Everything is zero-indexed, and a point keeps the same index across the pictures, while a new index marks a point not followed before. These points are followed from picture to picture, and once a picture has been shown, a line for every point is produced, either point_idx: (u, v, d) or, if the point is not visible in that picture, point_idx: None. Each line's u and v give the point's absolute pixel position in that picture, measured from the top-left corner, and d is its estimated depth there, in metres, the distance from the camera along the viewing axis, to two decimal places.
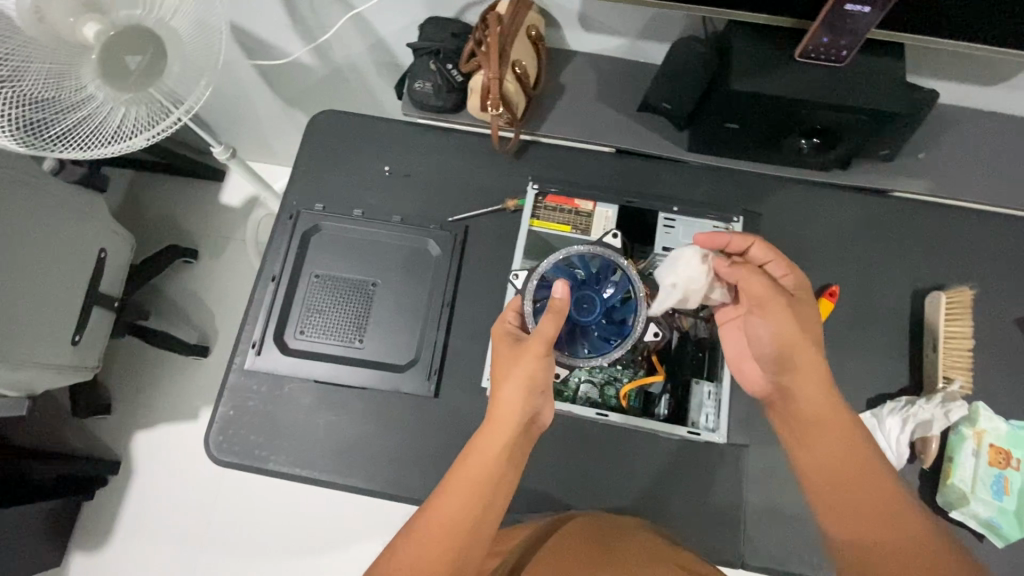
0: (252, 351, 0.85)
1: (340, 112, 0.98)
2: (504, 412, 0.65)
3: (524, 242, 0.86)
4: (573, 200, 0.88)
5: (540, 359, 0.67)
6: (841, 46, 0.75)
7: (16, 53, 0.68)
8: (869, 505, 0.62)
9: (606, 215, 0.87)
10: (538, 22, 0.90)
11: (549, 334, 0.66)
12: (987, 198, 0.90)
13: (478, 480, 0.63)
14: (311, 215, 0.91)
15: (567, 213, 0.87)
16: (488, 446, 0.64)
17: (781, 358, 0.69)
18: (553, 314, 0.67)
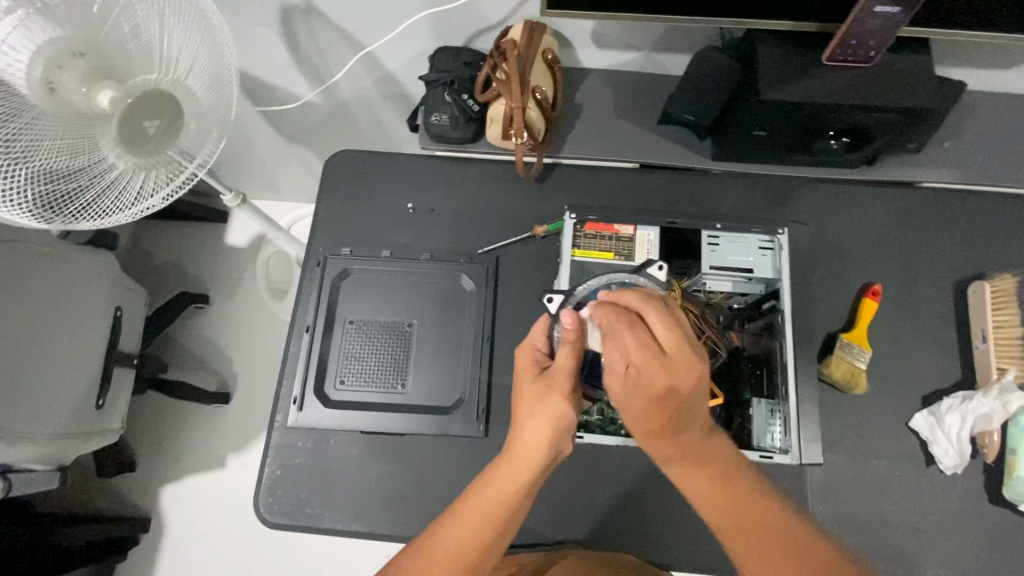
0: (293, 407, 0.83)
1: (356, 152, 0.96)
2: (528, 449, 0.63)
3: (564, 272, 0.76)
4: (613, 224, 0.79)
5: (564, 394, 0.63)
6: (869, 47, 0.73)
7: (29, 131, 0.64)
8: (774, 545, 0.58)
9: (648, 238, 0.77)
10: (552, 45, 0.89)
11: (569, 365, 0.63)
12: (1017, 182, 0.90)
13: (489, 513, 0.62)
14: (339, 260, 0.89)
15: (607, 239, 0.78)
16: (505, 482, 0.62)
17: (656, 394, 0.56)
18: (572, 345, 0.63)
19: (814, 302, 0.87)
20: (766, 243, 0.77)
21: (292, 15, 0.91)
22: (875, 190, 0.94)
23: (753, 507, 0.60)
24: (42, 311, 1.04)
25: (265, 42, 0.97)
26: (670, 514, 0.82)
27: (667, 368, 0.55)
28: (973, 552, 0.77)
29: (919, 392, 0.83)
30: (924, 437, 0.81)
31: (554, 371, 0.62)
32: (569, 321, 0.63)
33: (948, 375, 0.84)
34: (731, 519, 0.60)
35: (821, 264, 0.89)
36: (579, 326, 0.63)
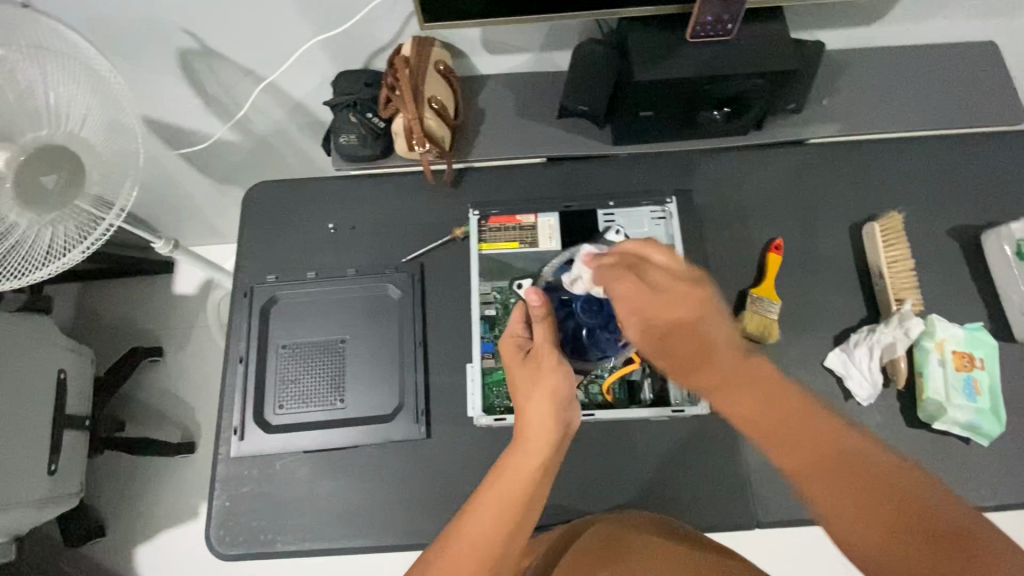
0: (234, 437, 0.84)
1: (273, 182, 0.99)
2: (539, 426, 0.70)
3: (477, 268, 0.87)
4: (516, 217, 0.92)
5: (554, 367, 0.74)
6: (725, 21, 0.79)
7: None
8: (830, 467, 0.49)
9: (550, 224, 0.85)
10: (444, 57, 0.93)
11: (547, 338, 0.76)
12: (891, 127, 0.96)
13: (515, 490, 0.64)
14: (266, 288, 0.91)
15: (513, 231, 0.91)
16: (527, 459, 0.67)
17: (679, 320, 0.58)
18: (544, 322, 0.77)
19: (725, 263, 0.92)
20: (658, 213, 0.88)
21: (192, 58, 0.94)
22: (770, 152, 0.99)
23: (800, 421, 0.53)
24: None
25: (170, 87, 1.00)
26: (615, 484, 0.85)
27: (664, 290, 0.60)
28: None
29: (829, 333, 0.88)
30: (837, 374, 0.86)
31: (538, 346, 0.74)
32: (536, 297, 0.75)
33: (855, 313, 0.89)
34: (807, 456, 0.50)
35: (727, 226, 0.94)
36: (546, 302, 0.76)
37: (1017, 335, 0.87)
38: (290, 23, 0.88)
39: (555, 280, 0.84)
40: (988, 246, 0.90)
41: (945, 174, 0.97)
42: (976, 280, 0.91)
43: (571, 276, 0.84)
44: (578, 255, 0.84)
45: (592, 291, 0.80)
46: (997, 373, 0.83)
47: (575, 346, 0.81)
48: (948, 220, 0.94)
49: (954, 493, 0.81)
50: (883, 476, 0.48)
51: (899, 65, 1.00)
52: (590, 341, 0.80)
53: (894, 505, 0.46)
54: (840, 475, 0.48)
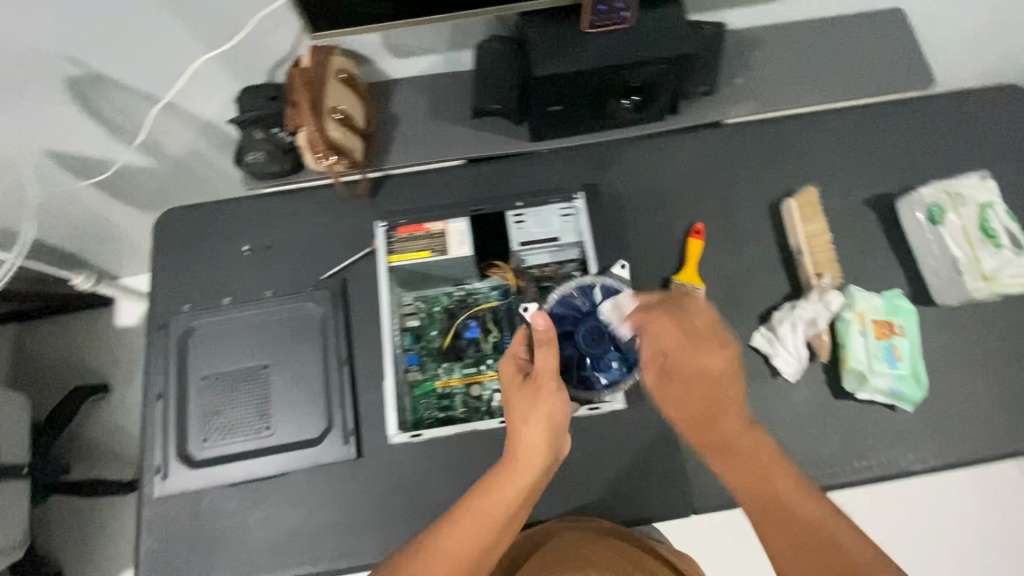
0: (158, 476, 0.82)
1: (183, 208, 0.95)
2: (530, 450, 0.69)
3: (386, 279, 0.83)
4: (424, 226, 0.91)
5: (554, 395, 0.71)
6: (619, 8, 0.77)
7: None
8: (795, 527, 0.57)
9: (460, 231, 0.87)
10: (347, 65, 0.91)
11: (551, 364, 0.72)
12: (803, 102, 0.97)
13: (501, 508, 0.65)
14: (181, 319, 0.88)
15: (422, 239, 0.90)
16: (516, 480, 0.67)
17: (693, 379, 0.64)
18: (550, 348, 0.72)
19: (647, 252, 0.92)
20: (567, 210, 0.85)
21: (82, 85, 0.90)
22: (688, 136, 0.99)
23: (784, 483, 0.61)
24: None
25: (66, 118, 0.95)
26: (553, 485, 0.85)
27: (693, 342, 0.65)
28: (828, 447, 0.83)
29: (754, 313, 0.89)
30: (765, 353, 0.86)
31: (540, 373, 0.71)
32: (542, 321, 0.72)
33: (779, 291, 0.89)
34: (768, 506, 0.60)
35: (647, 214, 0.94)
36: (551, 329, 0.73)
37: (935, 299, 0.88)
38: (179, 41, 0.85)
39: (559, 306, 0.82)
40: (903, 213, 0.91)
41: (862, 144, 0.98)
42: (894, 248, 0.92)
43: (576, 302, 0.82)
44: (601, 286, 0.82)
45: (593, 320, 0.79)
46: (916, 337, 0.85)
47: (577, 376, 0.80)
48: (864, 190, 0.95)
49: (881, 460, 0.82)
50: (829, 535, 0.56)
51: (808, 39, 1.00)
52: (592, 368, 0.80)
53: (831, 563, 0.54)
54: (790, 520, 0.58)
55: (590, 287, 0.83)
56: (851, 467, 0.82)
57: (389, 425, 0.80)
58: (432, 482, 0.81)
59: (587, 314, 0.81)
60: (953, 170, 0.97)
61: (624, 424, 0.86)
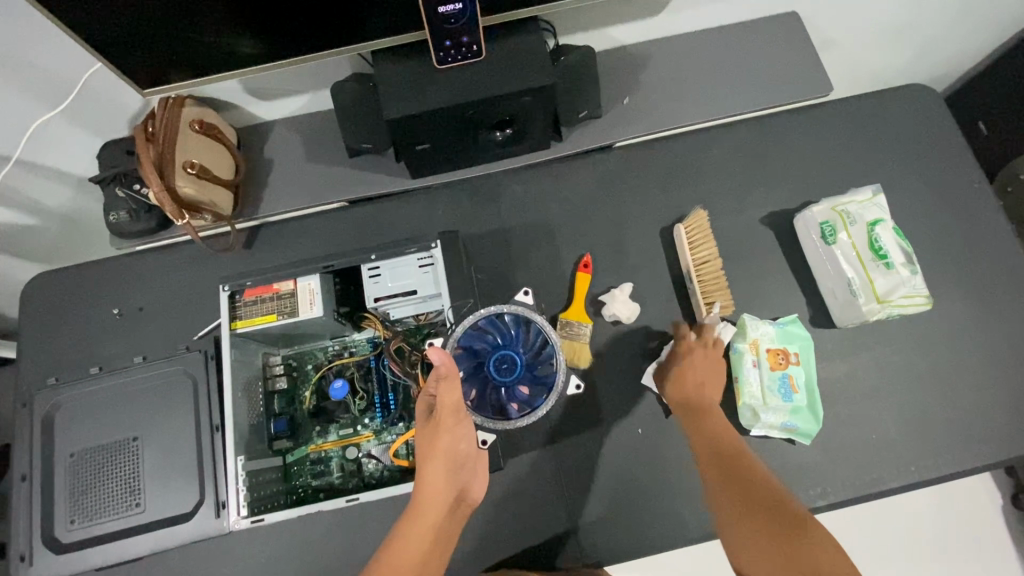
0: (23, 564, 0.78)
1: (51, 274, 0.91)
2: (437, 490, 0.68)
3: (228, 355, 0.73)
4: (272, 284, 0.75)
5: (456, 430, 0.69)
6: (467, 42, 0.73)
7: None
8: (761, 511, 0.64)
9: (311, 287, 0.74)
10: (204, 115, 0.86)
11: (455, 400, 0.68)
12: (693, 119, 0.92)
13: (410, 557, 0.64)
14: (46, 393, 0.84)
15: (268, 301, 0.74)
16: (423, 522, 0.67)
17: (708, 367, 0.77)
18: (448, 381, 0.68)
19: (535, 289, 0.88)
20: (425, 259, 0.77)
21: None
22: (578, 162, 0.94)
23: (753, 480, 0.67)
24: None
25: None
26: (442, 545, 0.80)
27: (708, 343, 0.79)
28: None
29: (646, 347, 0.85)
30: (656, 389, 0.82)
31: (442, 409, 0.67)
32: (438, 357, 0.66)
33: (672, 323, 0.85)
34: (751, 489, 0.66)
35: (535, 248, 0.90)
36: (450, 364, 0.67)
37: (836, 321, 0.84)
38: (15, 105, 0.80)
39: (467, 337, 0.75)
40: (799, 231, 0.87)
41: (758, 160, 0.93)
42: (793, 268, 0.87)
43: (485, 333, 0.75)
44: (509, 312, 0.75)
45: (504, 349, 0.75)
46: (813, 366, 0.80)
47: (491, 406, 0.74)
48: (761, 209, 0.91)
49: None
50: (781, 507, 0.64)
51: (698, 52, 0.96)
52: (505, 398, 0.74)
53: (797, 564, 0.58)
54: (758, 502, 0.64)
55: (498, 314, 0.76)
56: None
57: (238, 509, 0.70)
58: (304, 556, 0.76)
59: (498, 344, 0.76)
60: (854, 181, 0.93)
61: (514, 476, 0.81)
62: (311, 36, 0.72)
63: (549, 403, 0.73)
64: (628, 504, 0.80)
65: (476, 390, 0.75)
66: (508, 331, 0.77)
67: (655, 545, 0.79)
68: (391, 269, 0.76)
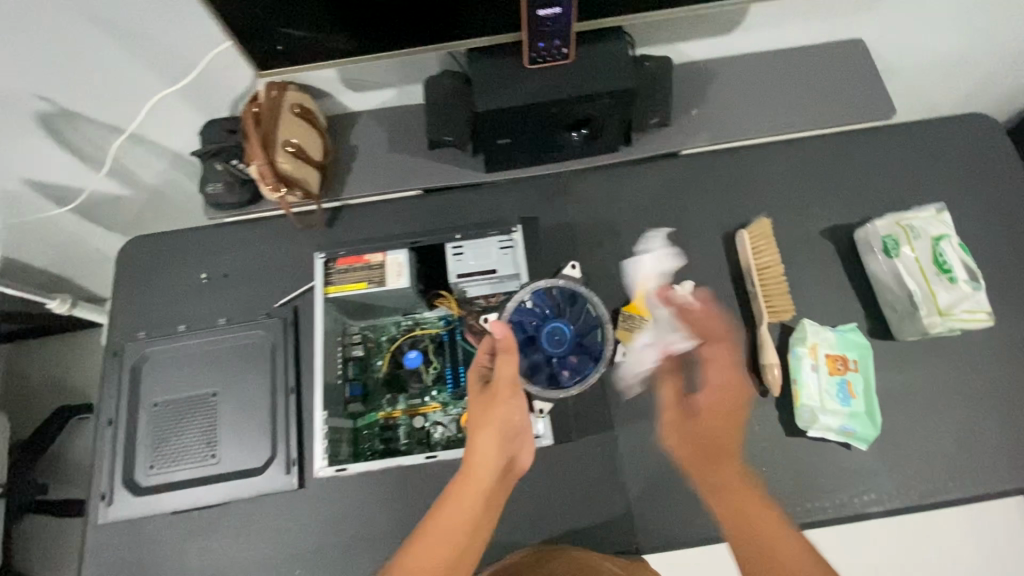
0: (101, 503, 0.82)
1: (146, 237, 0.98)
2: (489, 456, 0.70)
3: (321, 317, 0.81)
4: (364, 255, 0.82)
5: (509, 402, 0.72)
6: (558, 45, 0.78)
7: None
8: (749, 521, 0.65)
9: (398, 261, 0.81)
10: (303, 98, 0.92)
11: (509, 373, 0.73)
12: (759, 132, 0.96)
13: (463, 518, 0.67)
14: (135, 345, 0.90)
15: (359, 271, 0.81)
16: (475, 486, 0.69)
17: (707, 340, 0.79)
18: (506, 355, 0.73)
19: (598, 283, 0.92)
20: (504, 242, 0.83)
21: (52, 120, 0.94)
22: (644, 166, 0.99)
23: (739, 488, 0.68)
24: None
25: (39, 149, 0.99)
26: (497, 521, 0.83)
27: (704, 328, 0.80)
28: (779, 487, 0.80)
29: None
30: None
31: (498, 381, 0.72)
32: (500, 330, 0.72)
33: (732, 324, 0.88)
34: (748, 537, 0.64)
35: (600, 245, 0.94)
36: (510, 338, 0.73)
37: (895, 333, 0.86)
38: (139, 78, 0.88)
39: (518, 312, 0.81)
40: (860, 244, 0.89)
41: (819, 175, 0.97)
42: (851, 280, 0.90)
43: (534, 309, 0.81)
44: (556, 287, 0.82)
45: (554, 321, 0.80)
46: (871, 373, 0.82)
47: (545, 376, 0.79)
48: (821, 222, 0.94)
49: (835, 501, 0.79)
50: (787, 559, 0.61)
51: (766, 70, 1.00)
52: (557, 367, 0.80)
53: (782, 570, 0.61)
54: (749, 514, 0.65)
55: (546, 289, 0.82)
56: (802, 509, 0.79)
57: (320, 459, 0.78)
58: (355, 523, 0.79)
59: (547, 318, 0.81)
60: (914, 201, 0.95)
61: (570, 459, 0.84)
62: (415, 32, 0.78)
63: (600, 370, 0.79)
64: (680, 496, 0.82)
65: (530, 362, 0.80)
66: (556, 306, 0.82)
67: (706, 538, 0.80)
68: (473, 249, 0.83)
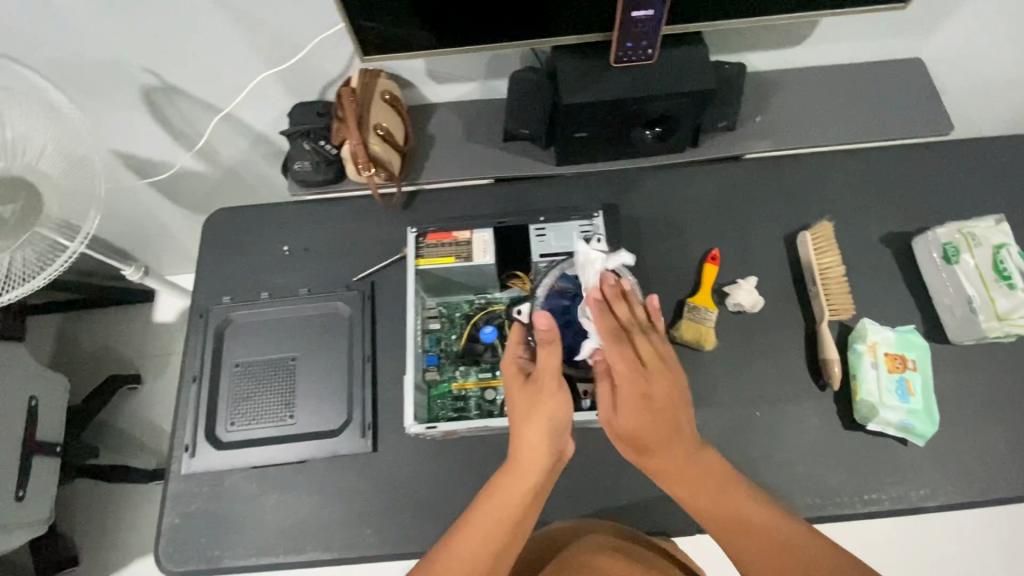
0: (186, 454, 0.87)
1: (233, 209, 1.03)
2: (535, 450, 0.71)
3: (412, 283, 0.87)
4: (452, 233, 0.89)
5: (556, 396, 0.73)
6: (644, 46, 0.83)
7: None
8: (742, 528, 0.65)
9: (484, 239, 0.89)
10: (392, 87, 0.98)
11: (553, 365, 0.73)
12: (822, 140, 1.00)
13: (507, 511, 0.68)
14: (221, 309, 0.95)
15: (447, 246, 0.89)
16: (518, 480, 0.70)
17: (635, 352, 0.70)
18: (551, 347, 0.73)
19: (663, 275, 0.95)
20: (585, 228, 0.91)
21: (154, 94, 0.99)
22: (708, 167, 1.03)
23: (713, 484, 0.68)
24: None
25: (135, 121, 1.05)
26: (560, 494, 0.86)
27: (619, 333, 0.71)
28: (836, 477, 0.83)
29: (766, 338, 0.90)
30: (771, 374, 0.88)
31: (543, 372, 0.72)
32: (543, 322, 0.73)
33: (792, 319, 0.91)
34: (730, 519, 0.66)
35: (665, 239, 0.98)
36: (553, 330, 0.73)
37: (951, 336, 0.89)
38: (244, 60, 0.94)
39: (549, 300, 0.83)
40: (919, 251, 0.93)
41: (878, 184, 1.00)
42: (909, 285, 0.93)
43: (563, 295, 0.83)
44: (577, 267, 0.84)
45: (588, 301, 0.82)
46: (930, 373, 0.85)
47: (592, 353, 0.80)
48: (879, 228, 0.97)
49: (891, 493, 0.82)
50: (787, 540, 0.63)
51: (830, 81, 1.04)
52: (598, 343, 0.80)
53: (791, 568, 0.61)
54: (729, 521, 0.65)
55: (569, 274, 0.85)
56: (859, 499, 0.82)
57: (409, 420, 0.81)
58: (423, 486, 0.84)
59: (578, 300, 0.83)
60: (969, 214, 0.98)
61: None
62: (508, 27, 0.82)
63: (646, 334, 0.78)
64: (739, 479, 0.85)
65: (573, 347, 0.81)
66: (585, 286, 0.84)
67: None
68: (553, 233, 0.90)
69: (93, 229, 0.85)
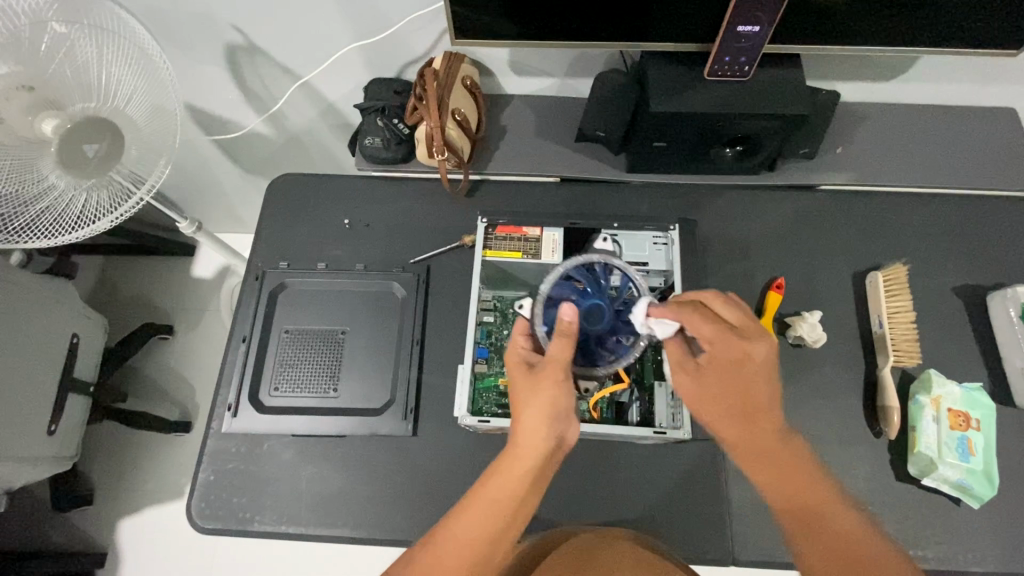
0: (228, 413, 0.87)
1: (299, 177, 1.04)
2: (526, 441, 0.60)
3: (479, 272, 0.86)
4: (521, 227, 0.89)
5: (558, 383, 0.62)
6: (742, 63, 0.80)
7: (22, 155, 0.81)
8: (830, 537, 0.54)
9: (554, 238, 0.88)
10: (471, 73, 0.96)
11: (562, 355, 0.63)
12: (904, 181, 0.96)
13: (492, 509, 0.57)
14: (276, 274, 0.95)
15: (516, 240, 0.88)
16: (503, 475, 0.59)
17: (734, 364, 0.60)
18: (561, 336, 0.63)
19: None
20: (659, 239, 0.89)
21: (236, 53, 0.99)
22: (780, 194, 1.00)
23: (798, 470, 0.59)
24: (11, 339, 1.11)
25: (214, 76, 1.05)
26: (596, 504, 0.84)
27: (739, 335, 0.60)
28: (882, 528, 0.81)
29: (825, 375, 0.88)
30: (826, 414, 0.86)
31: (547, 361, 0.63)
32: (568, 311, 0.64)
33: (854, 361, 0.89)
34: (800, 509, 0.57)
35: (729, 261, 0.96)
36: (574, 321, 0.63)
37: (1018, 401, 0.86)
38: (332, 29, 0.93)
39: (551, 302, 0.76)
40: (994, 307, 0.90)
41: (954, 233, 0.97)
42: (978, 342, 0.90)
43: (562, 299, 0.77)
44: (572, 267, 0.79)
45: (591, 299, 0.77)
46: (993, 435, 0.82)
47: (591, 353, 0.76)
48: (954, 279, 0.94)
49: (938, 552, 0.79)
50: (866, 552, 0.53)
51: (920, 119, 1.00)
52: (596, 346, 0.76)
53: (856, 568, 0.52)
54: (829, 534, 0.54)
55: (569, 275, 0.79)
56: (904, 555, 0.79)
57: (463, 410, 0.80)
58: (460, 477, 0.84)
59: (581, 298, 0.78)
60: None
61: (675, 460, 0.85)
62: (601, 26, 0.77)
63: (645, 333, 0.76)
64: None
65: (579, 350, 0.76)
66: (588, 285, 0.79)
67: None
68: (623, 241, 0.89)
69: (160, 182, 0.87)
